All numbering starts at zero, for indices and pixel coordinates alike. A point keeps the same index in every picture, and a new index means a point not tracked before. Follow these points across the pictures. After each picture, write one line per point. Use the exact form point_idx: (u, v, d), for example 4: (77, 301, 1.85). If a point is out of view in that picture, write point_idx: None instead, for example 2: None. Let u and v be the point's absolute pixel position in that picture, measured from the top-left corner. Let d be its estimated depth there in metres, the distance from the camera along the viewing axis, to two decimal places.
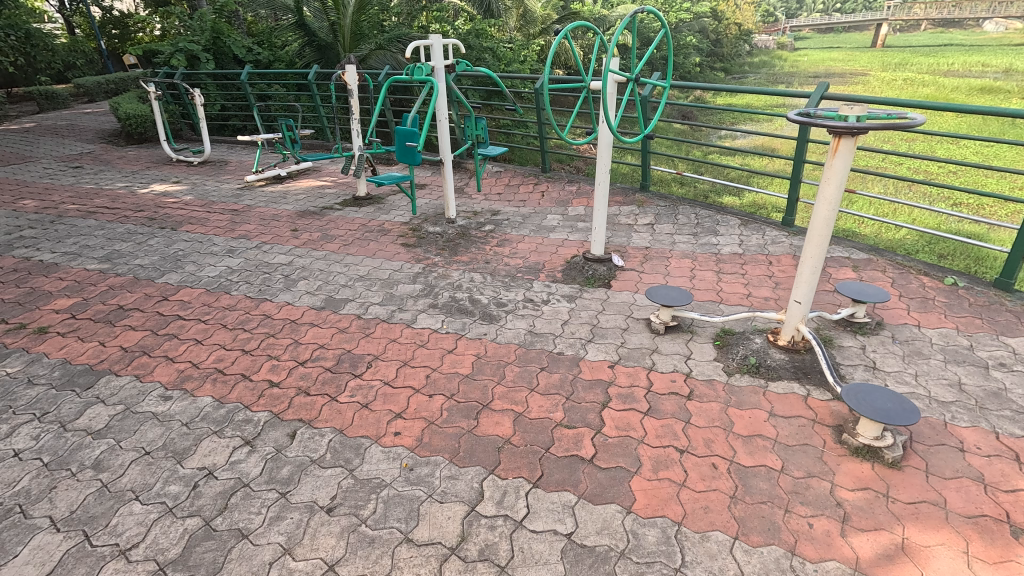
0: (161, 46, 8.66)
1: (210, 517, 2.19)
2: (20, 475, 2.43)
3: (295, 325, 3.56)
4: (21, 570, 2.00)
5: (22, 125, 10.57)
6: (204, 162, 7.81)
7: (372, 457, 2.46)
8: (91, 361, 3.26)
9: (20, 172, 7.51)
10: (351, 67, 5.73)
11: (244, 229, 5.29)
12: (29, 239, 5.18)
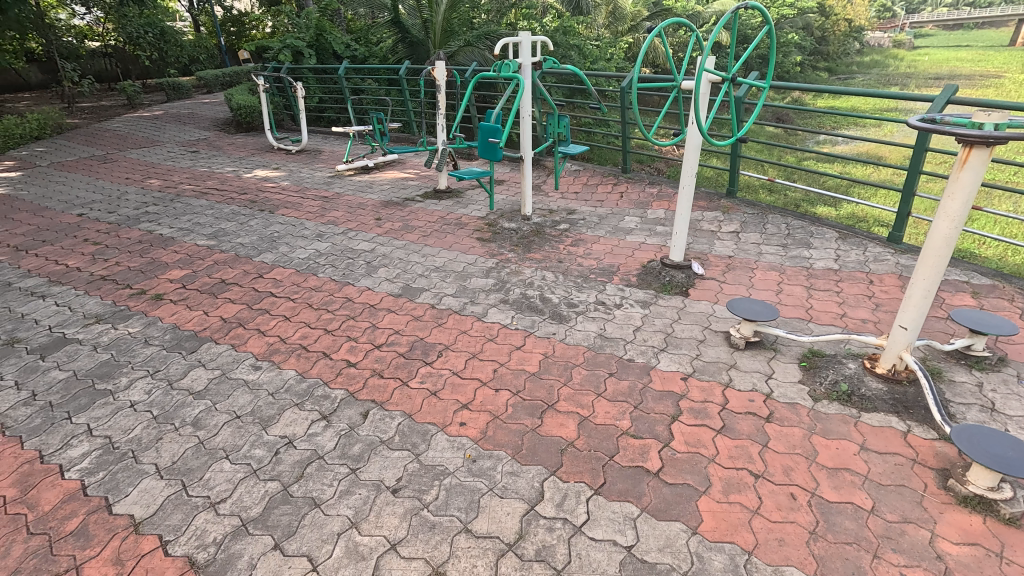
0: (271, 43, 9.38)
1: (288, 483, 2.35)
2: (134, 424, 2.74)
3: (373, 310, 3.72)
4: (130, 508, 2.25)
5: (152, 112, 11.87)
6: (301, 151, 8.38)
7: (437, 445, 2.53)
8: (196, 328, 3.60)
9: (148, 154, 8.45)
10: (440, 64, 5.88)
11: (333, 215, 5.61)
12: (152, 214, 5.82)
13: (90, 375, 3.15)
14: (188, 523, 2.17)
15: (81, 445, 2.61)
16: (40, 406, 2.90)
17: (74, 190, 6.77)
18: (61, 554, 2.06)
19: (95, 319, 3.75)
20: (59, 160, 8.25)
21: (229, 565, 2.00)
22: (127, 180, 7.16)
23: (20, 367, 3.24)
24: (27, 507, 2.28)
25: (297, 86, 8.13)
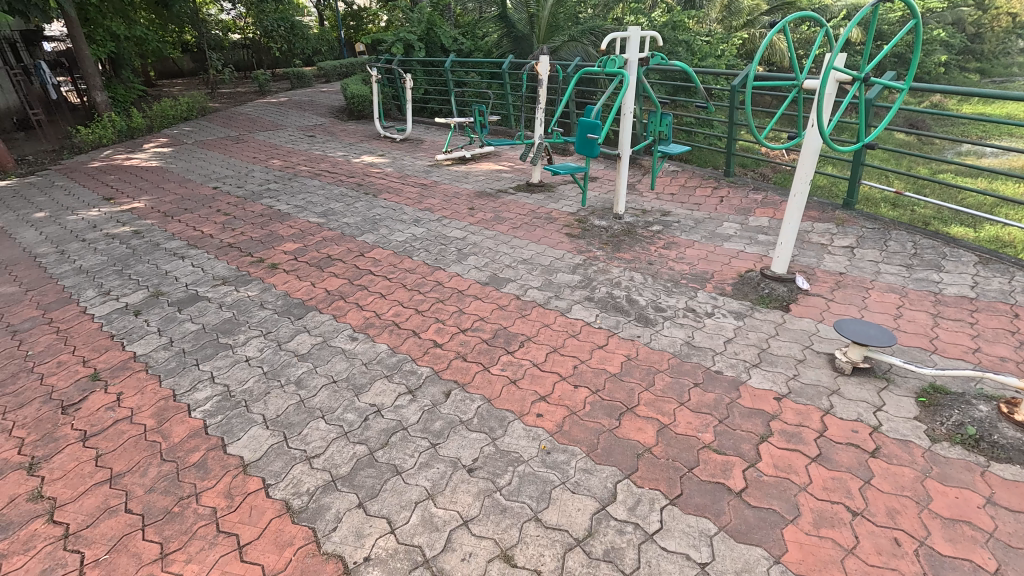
0: (386, 36, 9.91)
1: (374, 448, 2.52)
2: (248, 377, 3.07)
3: (461, 296, 3.86)
4: (241, 450, 2.53)
5: (279, 99, 13.08)
6: (405, 139, 8.83)
7: (514, 432, 2.58)
8: (303, 297, 3.94)
9: (273, 137, 9.32)
10: (544, 58, 5.91)
11: (429, 202, 5.87)
12: (274, 191, 6.44)
13: (216, 329, 3.57)
14: (287, 471, 2.40)
15: (205, 390, 2.97)
16: (176, 352, 3.33)
17: (212, 166, 7.65)
18: (185, 481, 2.37)
19: (222, 281, 4.23)
20: (202, 139, 9.35)
21: (319, 514, 2.19)
22: (254, 160, 7.96)
23: (162, 316, 3.74)
24: (161, 436, 2.64)
25: (406, 77, 8.56)
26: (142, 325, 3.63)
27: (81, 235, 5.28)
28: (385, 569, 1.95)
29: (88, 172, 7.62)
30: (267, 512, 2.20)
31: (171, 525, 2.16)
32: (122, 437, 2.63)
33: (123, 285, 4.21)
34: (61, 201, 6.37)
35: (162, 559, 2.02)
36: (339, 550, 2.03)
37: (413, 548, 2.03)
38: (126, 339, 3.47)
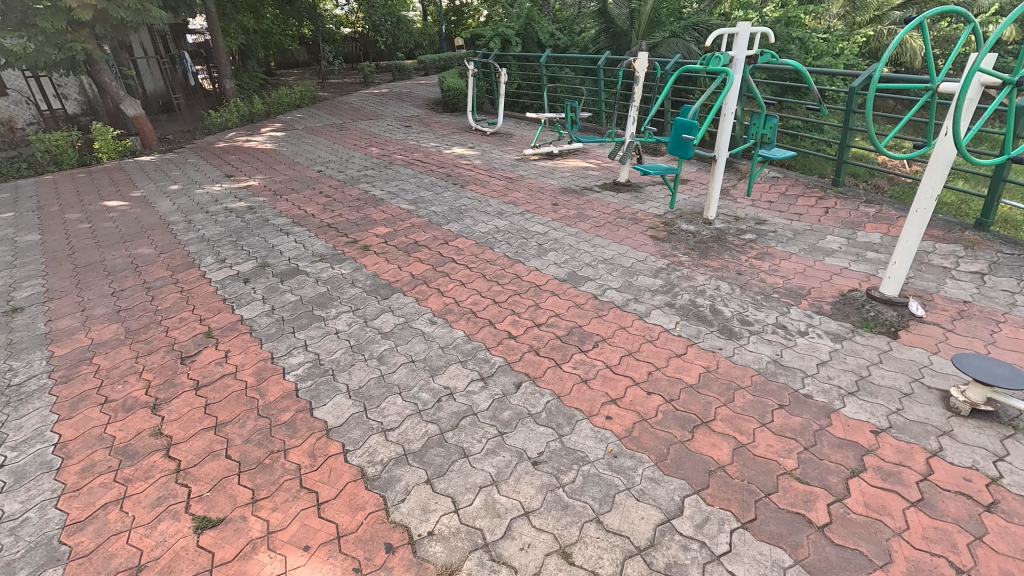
0: (485, 31, 10.04)
1: (444, 429, 2.62)
2: (336, 348, 3.30)
3: (538, 290, 3.88)
4: (325, 415, 2.73)
5: (381, 90, 13.81)
6: (495, 133, 8.98)
7: (581, 431, 2.56)
8: (390, 279, 4.16)
9: (373, 126, 9.87)
10: (643, 55, 5.74)
11: (514, 196, 5.94)
12: (370, 177, 6.82)
13: (311, 301, 3.86)
14: (364, 440, 2.56)
15: (299, 356, 3.23)
16: (276, 319, 3.65)
17: (318, 151, 8.24)
18: (276, 436, 2.60)
19: (319, 258, 4.56)
20: (311, 125, 10.09)
21: (390, 484, 2.31)
22: (355, 147, 8.48)
23: (266, 285, 4.11)
24: (259, 393, 2.91)
25: (501, 71, 8.69)
26: (249, 292, 4.01)
27: (206, 207, 5.91)
28: (447, 546, 2.03)
29: (215, 152, 8.51)
30: (344, 475, 2.36)
31: (262, 474, 2.38)
32: (227, 390, 2.93)
33: (236, 255, 4.66)
34: (192, 177, 7.16)
35: (253, 504, 2.23)
36: (406, 521, 2.14)
37: (475, 530, 2.09)
38: (236, 303, 3.86)
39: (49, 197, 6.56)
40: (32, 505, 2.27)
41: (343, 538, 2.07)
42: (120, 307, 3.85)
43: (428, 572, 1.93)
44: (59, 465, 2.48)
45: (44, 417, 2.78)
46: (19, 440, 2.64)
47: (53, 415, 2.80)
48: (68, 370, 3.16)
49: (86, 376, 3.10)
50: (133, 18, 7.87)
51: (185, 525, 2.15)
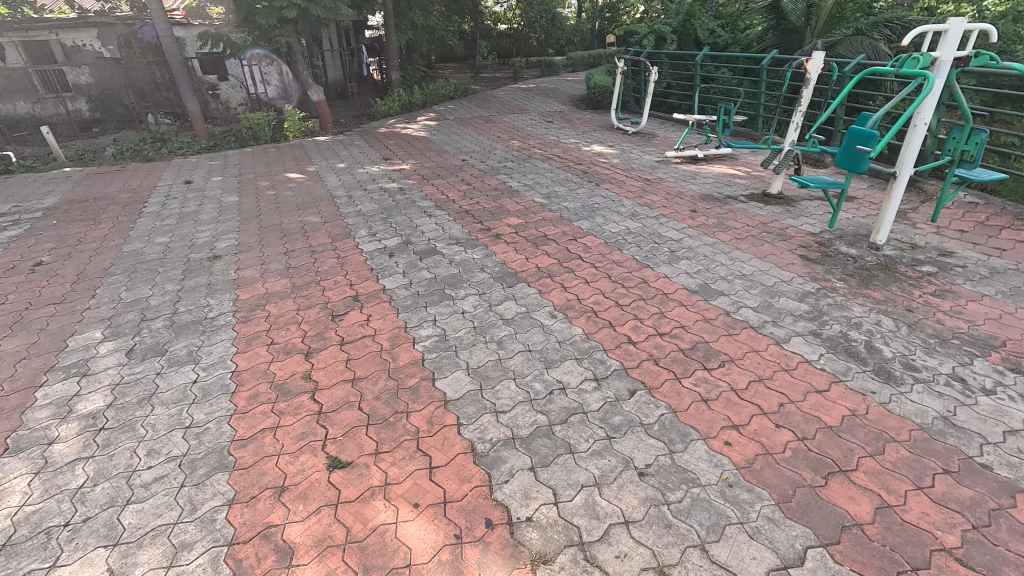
0: (639, 28, 9.87)
1: (553, 422, 2.65)
2: (461, 327, 3.50)
3: (665, 299, 3.72)
4: (445, 387, 2.92)
5: (529, 85, 14.18)
6: (637, 132, 8.74)
7: (694, 452, 2.43)
8: (517, 268, 4.28)
9: (517, 120, 10.18)
10: (819, 54, 5.15)
11: (650, 198, 5.75)
12: (509, 169, 7.07)
13: (443, 281, 4.14)
14: (477, 417, 2.69)
15: (428, 329, 3.49)
16: (412, 292, 3.97)
17: (464, 141, 8.74)
18: (401, 398, 2.84)
19: (455, 241, 4.85)
20: (460, 116, 10.72)
21: (496, 464, 2.41)
22: (498, 139, 8.83)
23: (407, 261, 4.48)
24: (391, 357, 3.20)
25: (652, 70, 8.42)
26: (392, 265, 4.41)
27: (364, 185, 6.60)
28: (543, 534, 2.07)
29: (377, 136, 9.44)
30: (455, 446, 2.51)
31: (386, 430, 2.63)
32: (365, 350, 3.27)
33: (385, 231, 5.14)
34: (356, 157, 8.03)
35: (376, 455, 2.48)
36: (507, 502, 2.21)
37: (572, 527, 2.09)
38: (381, 273, 4.28)
39: (248, 166, 7.82)
40: (213, 417, 2.77)
41: (448, 504, 2.21)
42: (290, 265, 4.47)
43: (522, 555, 1.99)
44: (234, 389, 2.97)
45: (228, 348, 3.35)
46: (209, 363, 3.21)
47: (234, 346, 3.36)
48: (247, 312, 3.76)
49: (260, 319, 3.67)
50: (327, 15, 9.00)
51: (320, 460, 2.46)
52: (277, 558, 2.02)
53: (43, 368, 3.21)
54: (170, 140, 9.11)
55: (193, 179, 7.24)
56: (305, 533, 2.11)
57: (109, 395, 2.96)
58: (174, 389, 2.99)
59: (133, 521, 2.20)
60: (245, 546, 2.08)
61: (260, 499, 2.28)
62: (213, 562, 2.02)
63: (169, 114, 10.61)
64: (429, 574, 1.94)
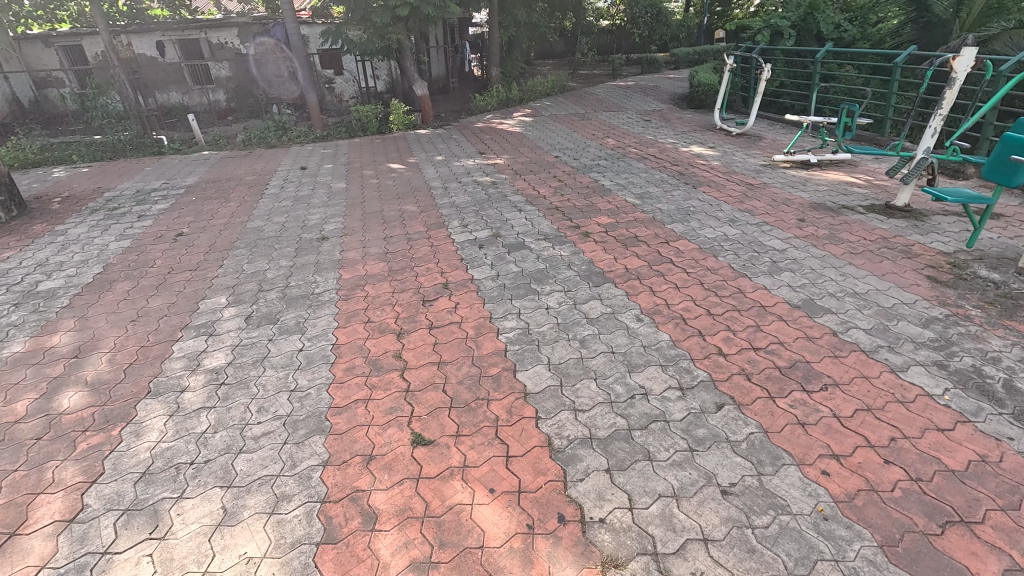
0: (753, 23, 9.33)
1: (633, 427, 2.60)
2: (545, 322, 3.52)
3: (763, 311, 3.50)
4: (526, 379, 2.96)
5: (628, 82, 13.85)
6: (742, 133, 8.24)
7: (786, 477, 2.27)
8: (604, 268, 4.23)
9: (613, 118, 10.00)
10: (969, 50, 4.53)
11: (752, 204, 5.41)
12: (601, 167, 6.97)
13: (530, 275, 4.18)
14: (555, 412, 2.71)
15: (512, 321, 3.55)
16: (499, 284, 4.05)
17: (558, 138, 8.74)
18: (483, 385, 2.93)
19: (544, 237, 4.88)
20: (556, 113, 10.72)
21: (572, 461, 2.41)
22: (593, 137, 8.73)
23: (496, 253, 4.58)
24: (475, 345, 3.30)
25: (765, 67, 7.87)
26: (481, 257, 4.53)
27: (460, 178, 6.83)
28: (615, 538, 2.04)
29: (474, 131, 9.71)
30: (533, 439, 2.54)
31: (467, 415, 2.72)
32: (452, 336, 3.40)
33: (476, 223, 5.29)
34: (453, 150, 8.33)
35: (456, 437, 2.57)
36: (581, 500, 2.21)
37: (646, 535, 2.05)
38: (470, 263, 4.41)
39: (355, 156, 8.39)
40: (314, 384, 3.02)
41: (522, 494, 2.25)
42: (388, 250, 4.75)
43: (593, 555, 1.98)
44: (332, 360, 3.23)
45: (329, 322, 3.63)
46: (313, 334, 3.51)
47: (335, 321, 3.64)
48: (348, 291, 4.05)
49: (359, 298, 3.94)
50: (436, 13, 9.38)
51: (405, 436, 2.60)
52: (362, 520, 2.18)
53: (180, 325, 3.69)
54: (290, 129, 9.98)
55: (308, 166, 7.90)
56: (388, 501, 2.25)
57: (230, 353, 3.33)
58: (283, 354, 3.30)
59: (244, 468, 2.46)
60: (335, 505, 2.25)
61: (350, 464, 2.46)
62: (308, 515, 2.22)
63: (291, 105, 11.63)
64: (500, 558, 1.99)
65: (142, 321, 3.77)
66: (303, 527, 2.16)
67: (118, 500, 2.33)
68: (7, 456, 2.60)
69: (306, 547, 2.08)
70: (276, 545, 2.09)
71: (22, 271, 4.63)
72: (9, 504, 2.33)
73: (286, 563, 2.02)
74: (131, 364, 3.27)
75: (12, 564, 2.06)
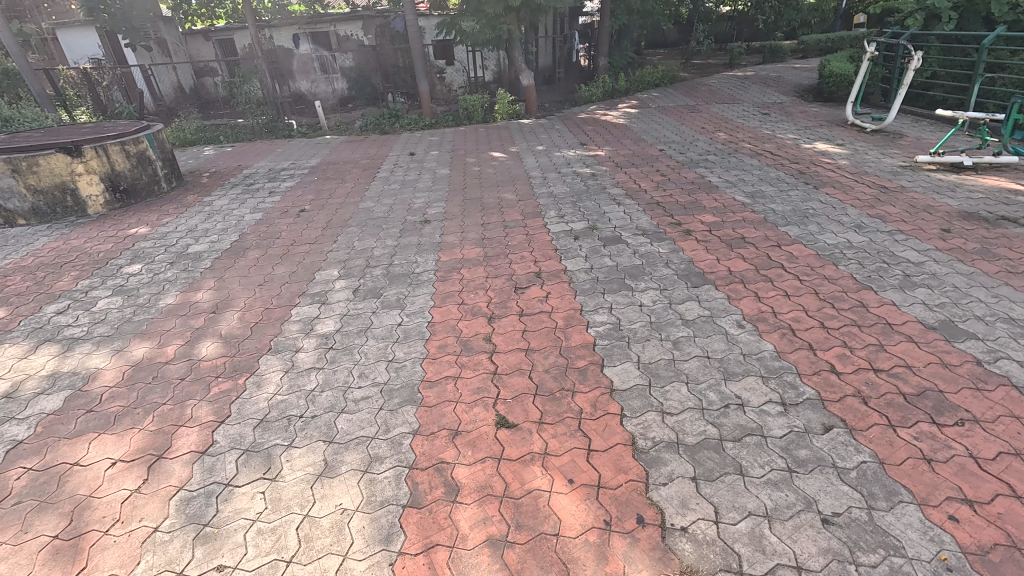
0: (904, 4, 8.23)
1: (725, 437, 2.45)
2: (637, 319, 3.43)
3: (888, 329, 3.13)
4: (613, 375, 2.91)
5: (746, 73, 12.90)
6: (878, 130, 7.35)
7: (903, 516, 2.03)
8: (705, 268, 4.01)
9: (727, 110, 9.38)
10: None
11: (885, 209, 4.83)
12: (710, 163, 6.60)
13: (625, 270, 4.08)
14: (642, 412, 2.64)
15: (603, 315, 3.49)
16: (592, 278, 4.00)
17: (664, 131, 8.39)
18: (569, 376, 2.93)
19: (642, 232, 4.73)
20: (664, 104, 10.29)
21: (655, 464, 2.33)
22: (702, 130, 8.27)
23: (591, 246, 4.52)
24: (564, 336, 3.30)
25: (915, 55, 6.94)
26: (576, 248, 4.50)
27: (559, 168, 6.81)
28: (697, 549, 1.96)
29: (576, 121, 9.62)
30: (616, 436, 2.50)
31: (551, 404, 2.73)
32: (541, 325, 3.43)
33: (573, 214, 5.26)
34: (555, 141, 8.31)
35: (539, 424, 2.60)
36: (662, 505, 2.14)
37: (732, 552, 1.94)
38: (564, 254, 4.40)
39: (460, 144, 8.68)
40: (409, 356, 3.21)
41: (602, 490, 2.23)
42: (485, 236, 4.87)
43: (671, 563, 1.92)
44: (427, 336, 3.39)
45: (427, 301, 3.82)
46: (412, 310, 3.71)
47: (432, 300, 3.82)
48: (445, 273, 4.23)
49: (455, 280, 4.09)
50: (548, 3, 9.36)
51: (490, 417, 2.67)
52: (445, 491, 2.29)
53: (298, 292, 4.08)
54: (402, 116, 10.54)
55: (416, 152, 8.31)
56: (470, 477, 2.34)
57: (338, 322, 3.63)
58: (384, 327, 3.54)
59: (344, 426, 2.69)
60: (422, 472, 2.39)
61: (437, 436, 2.58)
62: (397, 478, 2.37)
63: (405, 94, 12.27)
64: (576, 549, 2.00)
65: (268, 285, 4.22)
66: (392, 489, 2.31)
67: (240, 440, 2.65)
68: (158, 391, 3.06)
69: (394, 507, 2.23)
70: (367, 501, 2.26)
71: (177, 235, 5.38)
72: (157, 432, 2.74)
73: (375, 519, 2.18)
74: (257, 323, 3.69)
75: (158, 483, 2.43)
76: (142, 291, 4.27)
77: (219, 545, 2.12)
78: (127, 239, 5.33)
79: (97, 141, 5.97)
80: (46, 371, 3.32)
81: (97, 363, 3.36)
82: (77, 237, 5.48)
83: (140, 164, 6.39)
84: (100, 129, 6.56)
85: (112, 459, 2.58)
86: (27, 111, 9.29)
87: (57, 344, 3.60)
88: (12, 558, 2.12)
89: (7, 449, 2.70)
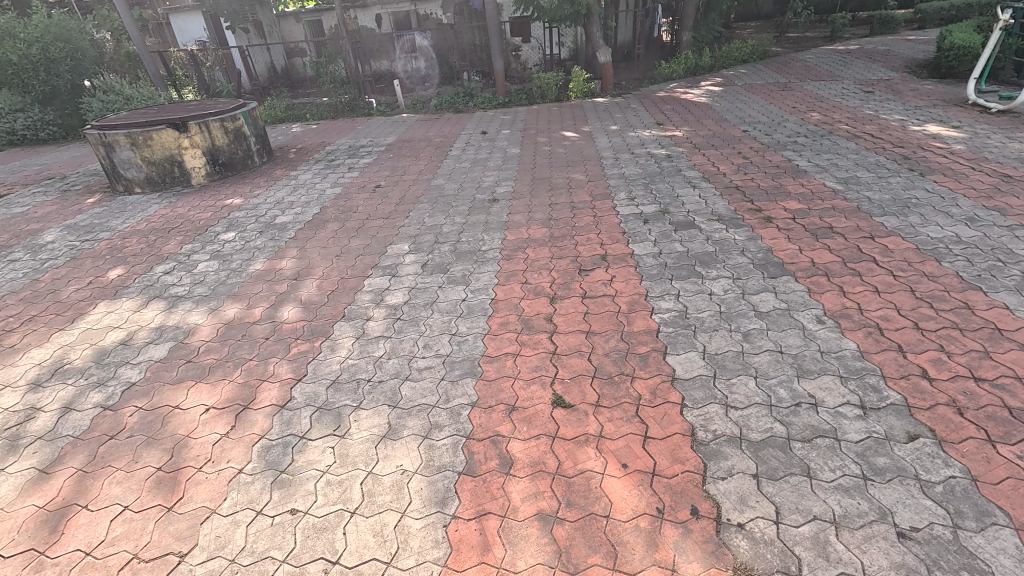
0: None
1: (793, 437, 2.33)
2: (705, 308, 3.29)
3: (996, 335, 2.80)
4: (676, 364, 2.83)
5: (849, 46, 11.72)
6: (1006, 111, 6.47)
7: (995, 540, 1.85)
8: (785, 258, 3.77)
9: (823, 88, 8.61)
10: None
11: (1007, 201, 4.28)
12: (799, 145, 6.12)
13: (696, 257, 3.91)
14: (704, 403, 2.55)
15: (669, 302, 3.39)
16: (660, 263, 3.88)
17: (749, 111, 7.85)
18: (628, 362, 2.88)
19: (717, 218, 4.50)
20: (751, 82, 9.60)
21: (715, 457, 2.26)
22: (793, 110, 7.66)
23: (660, 230, 4.37)
24: (627, 321, 3.24)
25: None
26: (644, 232, 4.37)
27: (633, 149, 6.60)
28: (753, 547, 1.90)
29: (654, 100, 9.22)
30: (675, 425, 2.44)
31: (609, 388, 2.71)
32: (603, 308, 3.38)
33: (644, 197, 5.10)
34: (630, 120, 8.05)
35: (595, 407, 2.59)
36: (718, 499, 2.08)
37: (791, 555, 1.86)
38: (632, 238, 4.29)
39: (531, 123, 8.61)
40: (472, 331, 3.29)
41: (655, 477, 2.20)
42: (552, 217, 4.84)
43: (725, 558, 1.87)
44: (489, 313, 3.46)
45: (491, 279, 3.88)
46: (476, 287, 3.78)
47: (496, 278, 3.87)
48: (510, 252, 4.26)
49: (519, 260, 4.11)
50: None
51: (547, 396, 2.70)
52: (499, 463, 2.35)
53: (371, 264, 4.28)
54: (476, 94, 10.60)
55: (488, 131, 8.34)
56: (524, 452, 2.39)
57: (406, 294, 3.78)
58: (449, 301, 3.64)
59: (408, 393, 2.82)
60: (478, 443, 2.46)
61: (494, 410, 2.65)
62: (454, 446, 2.46)
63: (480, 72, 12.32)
64: (625, 533, 1.99)
65: (344, 257, 4.46)
66: (449, 455, 2.42)
67: (314, 398, 2.86)
68: (246, 347, 3.36)
69: (450, 473, 2.33)
70: (426, 465, 2.38)
71: (266, 206, 5.79)
72: (243, 385, 3.01)
73: (432, 482, 2.29)
74: (334, 292, 3.92)
75: (243, 430, 2.69)
76: (235, 257, 4.66)
77: (293, 491, 2.32)
78: (224, 209, 5.81)
79: (200, 118, 6.56)
80: (155, 324, 3.73)
81: (195, 320, 3.73)
82: (182, 206, 6.05)
83: (236, 140, 6.90)
84: (203, 107, 7.13)
85: (206, 405, 2.88)
86: (143, 91, 10.28)
87: (164, 301, 4.04)
88: (126, 483, 2.44)
89: (123, 389, 3.09)
